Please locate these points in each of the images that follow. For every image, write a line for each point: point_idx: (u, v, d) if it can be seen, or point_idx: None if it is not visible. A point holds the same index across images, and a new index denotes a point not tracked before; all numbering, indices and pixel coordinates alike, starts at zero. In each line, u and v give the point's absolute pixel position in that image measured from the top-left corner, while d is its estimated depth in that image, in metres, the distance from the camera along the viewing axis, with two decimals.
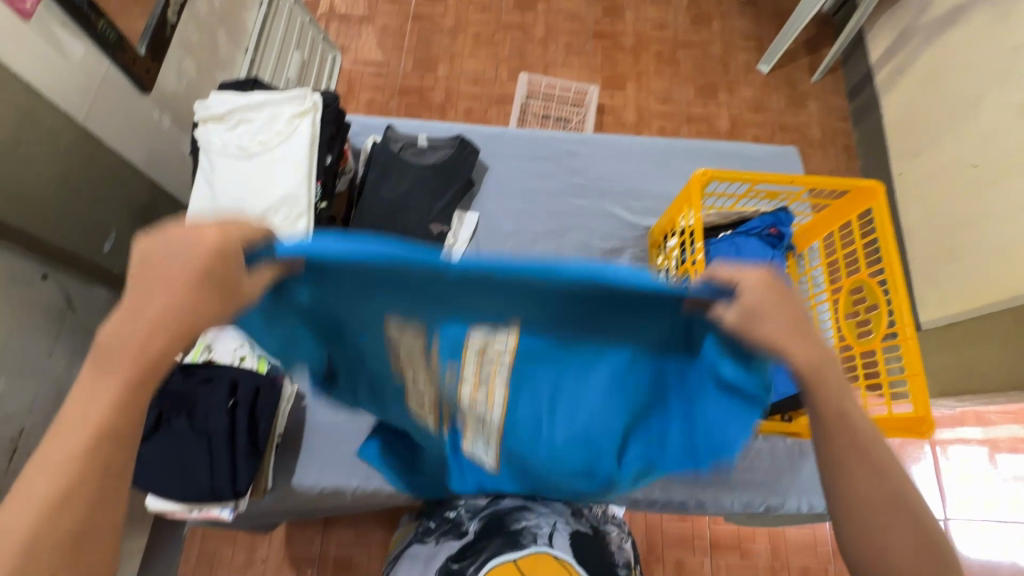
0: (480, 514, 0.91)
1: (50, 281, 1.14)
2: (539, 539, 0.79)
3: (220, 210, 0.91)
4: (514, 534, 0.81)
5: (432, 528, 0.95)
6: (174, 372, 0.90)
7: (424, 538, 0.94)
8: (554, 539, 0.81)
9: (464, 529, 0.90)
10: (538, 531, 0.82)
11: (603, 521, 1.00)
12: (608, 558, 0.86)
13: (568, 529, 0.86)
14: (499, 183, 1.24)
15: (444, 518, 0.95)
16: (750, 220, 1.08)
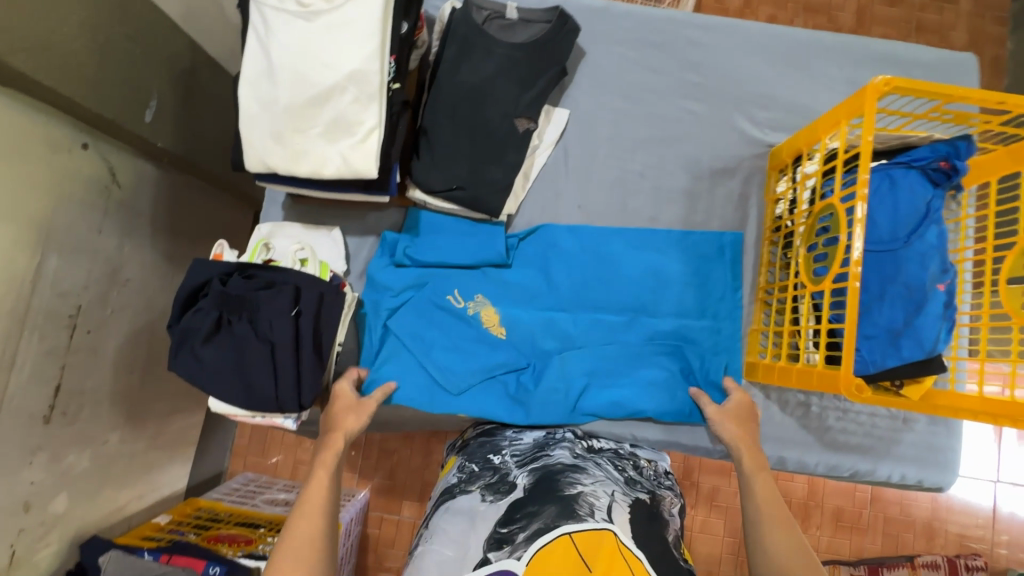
0: (532, 468, 0.79)
1: (91, 151, 1.04)
2: (597, 513, 0.66)
3: (278, 84, 0.75)
4: (568, 501, 0.68)
5: (474, 475, 0.83)
6: (232, 273, 0.81)
7: (466, 488, 0.81)
8: (613, 515, 0.68)
9: (512, 483, 0.78)
10: (596, 502, 0.68)
11: (656, 482, 0.86)
12: (665, 530, 0.73)
13: (627, 499, 0.74)
14: (596, 73, 1.03)
15: (488, 464, 0.84)
16: (917, 148, 0.88)
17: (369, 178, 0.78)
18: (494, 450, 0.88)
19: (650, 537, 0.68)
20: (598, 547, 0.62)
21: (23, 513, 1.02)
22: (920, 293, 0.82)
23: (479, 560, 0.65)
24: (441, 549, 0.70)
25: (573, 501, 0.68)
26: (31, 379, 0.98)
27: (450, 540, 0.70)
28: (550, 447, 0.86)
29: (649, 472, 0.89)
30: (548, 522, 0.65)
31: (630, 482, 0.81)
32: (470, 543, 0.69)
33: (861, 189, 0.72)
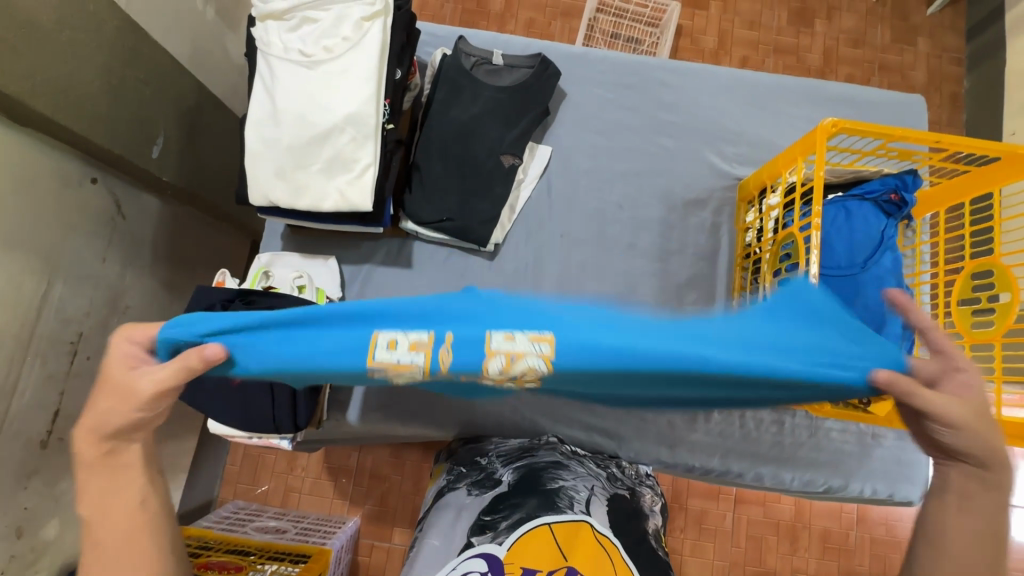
0: (516, 466, 0.83)
1: (99, 185, 1.09)
2: (576, 506, 0.73)
3: (282, 126, 0.82)
4: (549, 495, 0.74)
5: (462, 475, 0.86)
6: (233, 300, 0.86)
7: (454, 485, 0.84)
8: (591, 507, 0.74)
9: (498, 479, 0.82)
10: (576, 495, 0.75)
11: (637, 481, 0.95)
12: (643, 521, 0.80)
13: (606, 494, 0.80)
14: (577, 113, 1.11)
15: (475, 464, 0.86)
16: (869, 181, 0.95)
17: (364, 210, 0.84)
18: (481, 452, 0.89)
19: (625, 529, 0.75)
20: (576, 535, 0.68)
21: (16, 538, 1.03)
22: (879, 315, 0.89)
23: (463, 546, 0.71)
24: (429, 538, 0.75)
25: (554, 495, 0.75)
26: (31, 403, 1.01)
27: (438, 532, 0.76)
28: (537, 449, 0.87)
29: (630, 472, 0.98)
30: (529, 513, 0.72)
31: (611, 479, 0.86)
32: (455, 533, 0.74)
33: (816, 221, 0.79)
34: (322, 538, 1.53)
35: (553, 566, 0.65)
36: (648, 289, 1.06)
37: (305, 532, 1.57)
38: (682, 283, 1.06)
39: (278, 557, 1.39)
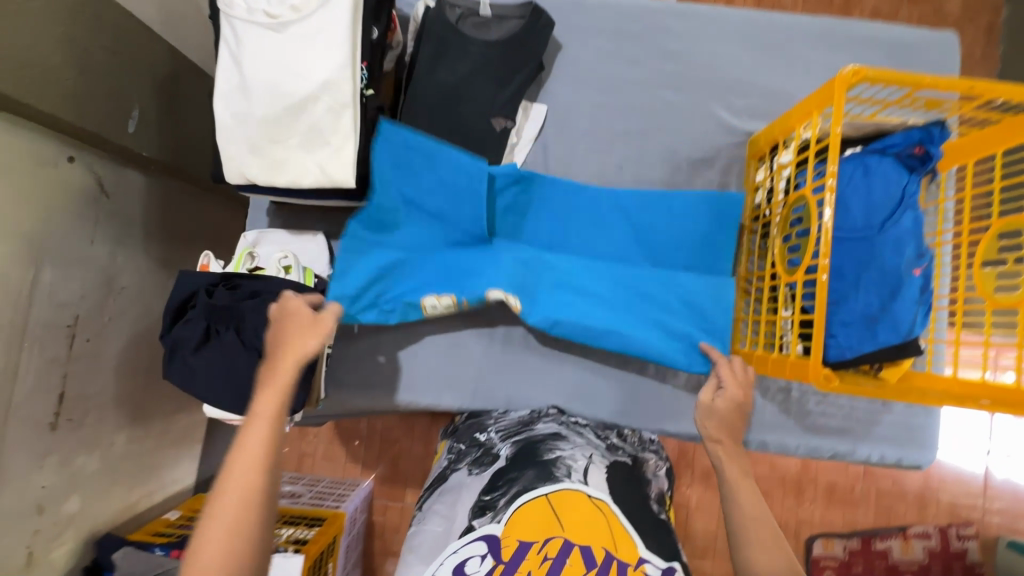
0: (514, 440, 0.81)
1: (77, 164, 1.05)
2: (573, 474, 0.70)
3: (253, 97, 0.76)
4: (547, 465, 0.72)
5: (462, 454, 0.86)
6: (218, 284, 0.83)
7: (456, 466, 0.84)
8: (589, 475, 0.71)
9: (497, 455, 0.80)
10: (573, 465, 0.72)
11: (640, 449, 0.92)
12: (645, 487, 0.78)
13: (605, 461, 0.77)
14: (574, 67, 1.03)
15: (474, 442, 0.86)
16: (891, 134, 0.88)
17: (347, 187, 0.79)
18: (481, 429, 0.90)
19: (626, 494, 0.71)
20: (573, 506, 0.65)
21: (37, 515, 1.06)
22: (895, 278, 0.84)
23: (463, 528, 0.69)
24: (431, 527, 0.73)
25: (551, 464, 0.72)
26: (35, 388, 1.01)
27: (441, 518, 0.74)
28: (536, 422, 0.87)
29: (633, 440, 0.95)
30: (526, 485, 0.69)
31: (611, 449, 0.83)
32: (456, 514, 0.72)
33: (830, 181, 0.73)
34: (336, 501, 1.57)
35: (550, 536, 0.62)
36: None
37: (319, 496, 1.62)
38: None
39: (292, 521, 1.43)
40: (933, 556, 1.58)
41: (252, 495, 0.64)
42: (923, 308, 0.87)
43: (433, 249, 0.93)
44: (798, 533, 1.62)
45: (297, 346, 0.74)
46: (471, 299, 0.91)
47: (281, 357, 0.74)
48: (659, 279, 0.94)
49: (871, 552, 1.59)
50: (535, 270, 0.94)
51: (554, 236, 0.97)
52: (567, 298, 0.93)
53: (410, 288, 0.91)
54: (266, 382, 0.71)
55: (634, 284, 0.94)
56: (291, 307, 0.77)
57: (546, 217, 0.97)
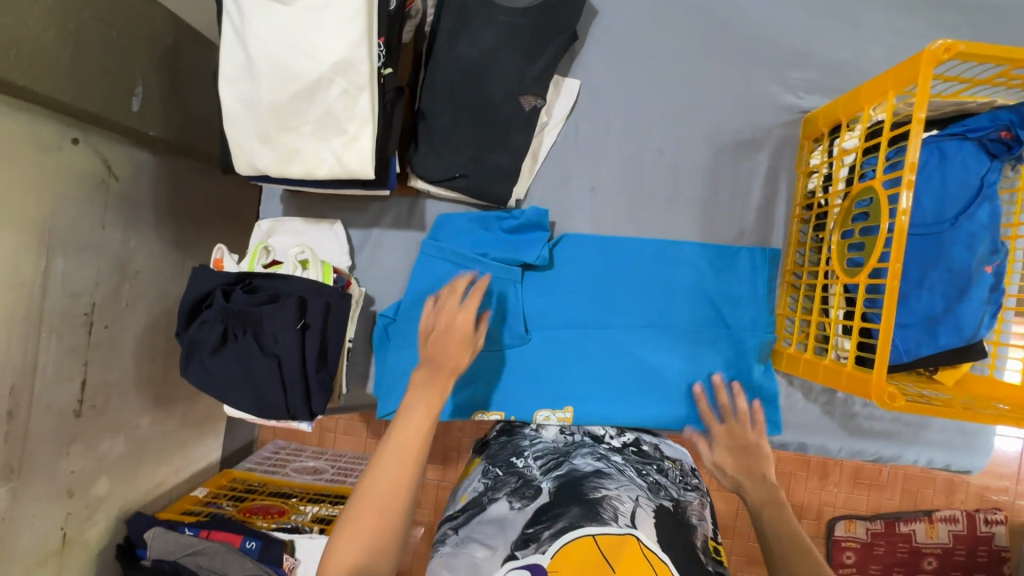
0: (556, 475, 0.77)
1: (82, 146, 1.00)
2: (621, 518, 0.65)
3: (259, 80, 0.69)
4: (593, 504, 0.67)
5: (500, 481, 0.80)
6: (234, 284, 0.78)
7: (493, 495, 0.78)
8: (637, 519, 0.67)
9: (538, 488, 0.75)
10: (620, 507, 0.68)
11: (681, 485, 0.81)
12: (690, 536, 0.70)
13: (653, 504, 0.71)
14: (610, 36, 0.93)
15: (513, 469, 0.81)
16: (974, 116, 0.79)
17: (365, 178, 0.73)
18: (517, 453, 0.85)
19: (675, 543, 0.66)
20: (621, 551, 0.61)
21: (68, 499, 1.07)
22: (965, 279, 0.77)
23: (507, 557, 0.65)
24: (470, 553, 0.68)
25: (597, 504, 0.67)
26: (56, 377, 1.00)
27: (480, 544, 0.69)
28: (574, 454, 0.82)
29: (674, 474, 0.83)
30: (572, 523, 0.65)
31: (654, 488, 0.76)
32: (500, 543, 0.68)
33: (909, 176, 0.64)
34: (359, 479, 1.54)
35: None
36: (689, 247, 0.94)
37: (343, 472, 1.59)
38: (729, 240, 0.94)
39: (318, 498, 1.45)
40: (958, 540, 1.52)
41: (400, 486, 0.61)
42: (992, 309, 0.78)
43: (477, 360, 0.91)
44: (820, 515, 1.57)
45: (454, 363, 0.73)
46: (520, 412, 0.91)
47: (442, 370, 0.71)
48: (688, 349, 0.91)
49: (895, 534, 1.54)
50: (576, 365, 0.92)
51: (587, 310, 0.93)
52: (617, 393, 0.92)
53: (465, 400, 0.91)
54: (422, 385, 0.70)
55: (679, 370, 0.92)
56: (457, 322, 0.75)
57: (573, 285, 0.93)
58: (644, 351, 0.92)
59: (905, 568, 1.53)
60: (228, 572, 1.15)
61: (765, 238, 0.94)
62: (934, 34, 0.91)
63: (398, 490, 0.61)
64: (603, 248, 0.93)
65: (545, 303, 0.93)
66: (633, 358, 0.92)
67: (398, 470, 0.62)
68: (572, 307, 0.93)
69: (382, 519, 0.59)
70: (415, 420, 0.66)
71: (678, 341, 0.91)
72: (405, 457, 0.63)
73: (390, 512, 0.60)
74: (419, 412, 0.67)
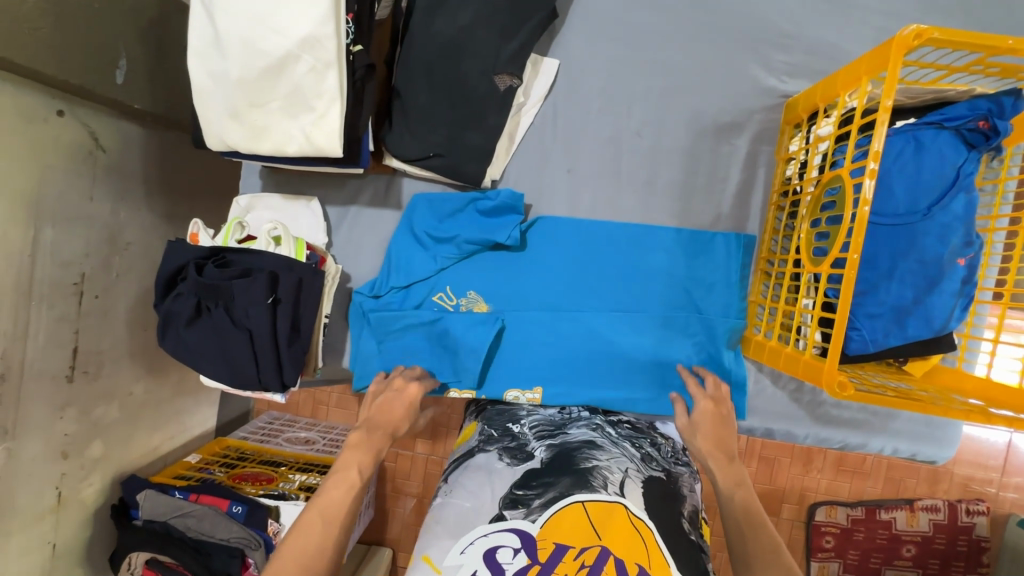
0: (551, 443, 0.79)
1: (67, 117, 1.01)
2: (610, 486, 0.70)
3: (227, 56, 0.70)
4: (584, 473, 0.71)
5: (493, 438, 0.82)
6: (207, 258, 0.80)
7: (485, 447, 0.81)
8: (626, 489, 0.71)
9: (531, 451, 0.78)
10: (610, 476, 0.71)
11: (672, 459, 0.83)
12: (679, 506, 0.73)
13: (642, 474, 0.75)
14: (591, 14, 0.91)
15: (508, 431, 0.83)
16: (954, 104, 0.77)
17: (334, 156, 0.74)
18: (513, 420, 0.87)
19: (662, 511, 0.70)
20: (609, 519, 0.66)
21: (63, 460, 1.12)
22: (934, 270, 0.76)
23: (494, 514, 0.69)
24: (459, 500, 0.72)
25: (588, 473, 0.71)
26: (47, 345, 1.03)
27: (468, 492, 0.73)
28: (569, 426, 0.85)
29: (666, 449, 0.85)
30: (563, 492, 0.69)
31: (645, 460, 0.79)
32: (486, 495, 0.72)
33: (872, 165, 0.64)
34: None
35: (587, 544, 0.63)
36: None
37: (335, 442, 1.61)
38: (705, 225, 0.93)
39: (306, 468, 1.49)
40: (938, 529, 1.53)
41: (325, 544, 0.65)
42: (962, 301, 0.79)
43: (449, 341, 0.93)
44: (802, 500, 1.59)
45: (394, 425, 0.81)
46: (491, 391, 0.93)
47: (377, 430, 0.79)
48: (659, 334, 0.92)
49: (875, 521, 1.55)
50: (550, 345, 0.93)
51: (560, 293, 0.94)
52: (588, 376, 0.93)
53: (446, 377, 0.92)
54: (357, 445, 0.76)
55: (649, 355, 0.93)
56: (408, 390, 0.85)
57: (546, 267, 0.94)
58: (615, 335, 0.93)
59: (884, 554, 1.55)
60: (215, 534, 1.22)
61: (742, 223, 0.93)
62: (924, 16, 0.88)
63: (321, 549, 0.64)
64: (578, 231, 0.94)
65: (522, 284, 0.94)
66: (604, 342, 0.93)
67: (320, 532, 0.65)
68: (548, 288, 0.94)
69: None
70: (346, 477, 0.72)
71: (650, 326, 0.92)
72: (331, 517, 0.67)
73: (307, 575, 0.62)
74: (352, 471, 0.73)
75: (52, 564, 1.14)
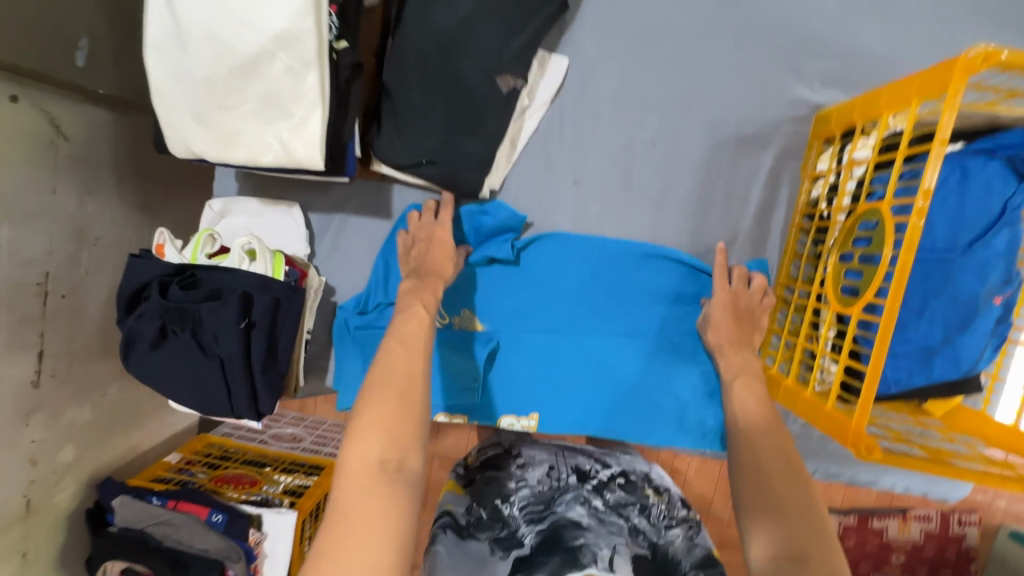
0: (540, 522, 0.72)
1: (23, 103, 0.91)
2: (599, 563, 0.64)
3: (190, 52, 0.61)
4: (573, 550, 0.66)
5: (483, 523, 0.75)
6: (173, 276, 0.73)
7: (475, 533, 0.73)
8: (615, 564, 0.65)
9: (522, 537, 0.71)
10: (599, 551, 0.66)
11: (664, 522, 0.77)
12: None
13: (631, 551, 0.69)
14: (605, 6, 0.81)
15: (497, 515, 0.75)
16: (1008, 129, 0.69)
17: (314, 169, 0.66)
18: (502, 496, 0.78)
19: None
20: None
21: (32, 467, 1.06)
22: (969, 309, 0.70)
23: None
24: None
25: (577, 551, 0.65)
26: (9, 350, 0.96)
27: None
28: (557, 502, 0.75)
29: (657, 511, 0.79)
30: (553, 572, 0.64)
31: (633, 532, 0.72)
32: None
33: (920, 205, 0.57)
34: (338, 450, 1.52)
35: None
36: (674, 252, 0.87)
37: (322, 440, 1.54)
38: (720, 245, 0.86)
39: (292, 468, 1.43)
40: (929, 539, 1.50)
41: (415, 373, 0.60)
42: (993, 342, 0.72)
43: None
44: None
45: (439, 272, 0.76)
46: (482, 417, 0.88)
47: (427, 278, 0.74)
48: (666, 363, 0.86)
49: (866, 529, 1.51)
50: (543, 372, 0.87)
51: (561, 316, 0.87)
52: (586, 404, 0.88)
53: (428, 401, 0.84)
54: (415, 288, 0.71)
55: (653, 385, 0.87)
56: (437, 236, 0.78)
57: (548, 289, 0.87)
58: (618, 362, 0.87)
59: (874, 561, 1.53)
60: (194, 544, 1.17)
61: (760, 245, 0.86)
62: (973, 22, 0.79)
63: (411, 376, 0.60)
64: (587, 248, 0.86)
65: (521, 306, 0.87)
66: (606, 370, 0.87)
67: (403, 358, 0.61)
68: (549, 311, 0.87)
69: (393, 398, 0.58)
70: (412, 314, 0.67)
71: (656, 355, 0.86)
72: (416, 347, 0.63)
73: (405, 403, 0.58)
74: (418, 309, 0.67)
75: (23, 573, 1.09)
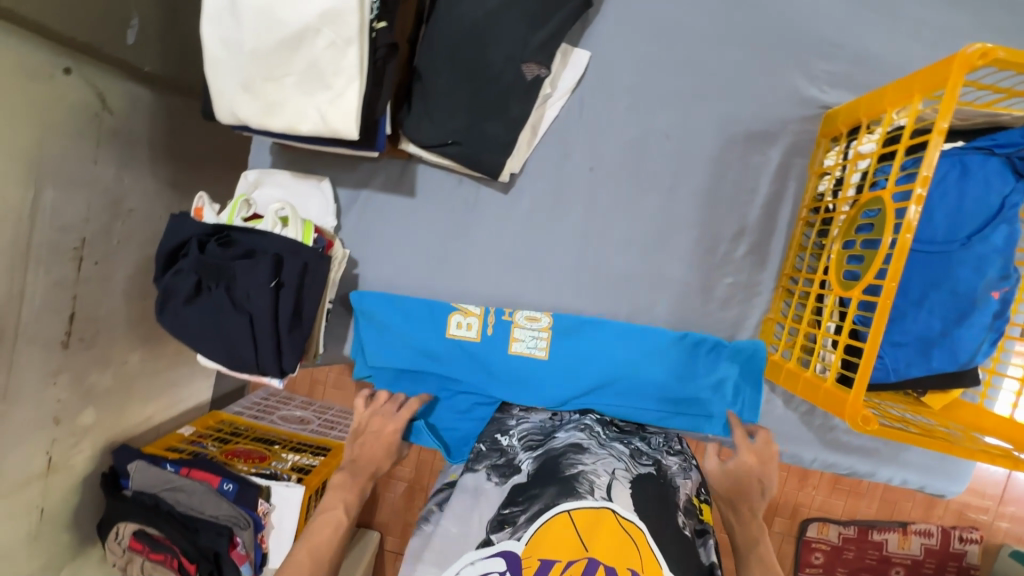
0: (541, 451, 0.75)
1: (74, 76, 0.97)
2: (596, 491, 0.66)
3: (242, 26, 0.66)
4: (569, 479, 0.68)
5: (481, 455, 0.78)
6: (210, 236, 0.77)
7: (474, 466, 0.77)
8: (613, 492, 0.67)
9: (520, 463, 0.74)
10: (596, 480, 0.68)
11: (663, 449, 0.80)
12: (674, 499, 0.71)
13: (630, 474, 0.71)
14: (626, 5, 0.86)
15: (496, 445, 0.78)
16: (1007, 130, 0.73)
17: (349, 139, 0.70)
18: (502, 430, 0.82)
19: (653, 509, 0.68)
20: (597, 525, 0.63)
21: (55, 426, 1.10)
22: (968, 302, 0.72)
23: (482, 541, 0.66)
24: (446, 525, 0.69)
25: (573, 479, 0.68)
26: (43, 309, 1.00)
27: (455, 515, 0.70)
28: (558, 430, 0.80)
29: (656, 440, 0.82)
30: (548, 502, 0.66)
31: (635, 455, 0.76)
32: (473, 519, 0.69)
33: (919, 189, 0.60)
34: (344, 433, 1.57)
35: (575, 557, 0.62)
36: (683, 241, 0.91)
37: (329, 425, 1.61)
38: (727, 237, 0.90)
39: (299, 448, 1.45)
40: (930, 554, 1.48)
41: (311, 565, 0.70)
42: (991, 336, 0.75)
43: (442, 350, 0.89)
44: (794, 515, 1.55)
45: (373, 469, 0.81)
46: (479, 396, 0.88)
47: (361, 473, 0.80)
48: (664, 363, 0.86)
49: (866, 540, 1.51)
50: (542, 363, 0.86)
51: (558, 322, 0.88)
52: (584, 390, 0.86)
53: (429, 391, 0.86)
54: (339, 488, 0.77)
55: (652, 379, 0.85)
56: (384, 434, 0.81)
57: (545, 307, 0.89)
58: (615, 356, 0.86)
59: None
60: (205, 510, 1.21)
61: (766, 238, 0.90)
62: (976, 33, 0.84)
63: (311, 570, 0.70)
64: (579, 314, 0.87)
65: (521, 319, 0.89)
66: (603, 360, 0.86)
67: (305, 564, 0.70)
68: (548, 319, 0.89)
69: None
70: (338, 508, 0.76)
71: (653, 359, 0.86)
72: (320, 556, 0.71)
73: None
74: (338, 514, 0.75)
75: (38, 529, 1.12)
